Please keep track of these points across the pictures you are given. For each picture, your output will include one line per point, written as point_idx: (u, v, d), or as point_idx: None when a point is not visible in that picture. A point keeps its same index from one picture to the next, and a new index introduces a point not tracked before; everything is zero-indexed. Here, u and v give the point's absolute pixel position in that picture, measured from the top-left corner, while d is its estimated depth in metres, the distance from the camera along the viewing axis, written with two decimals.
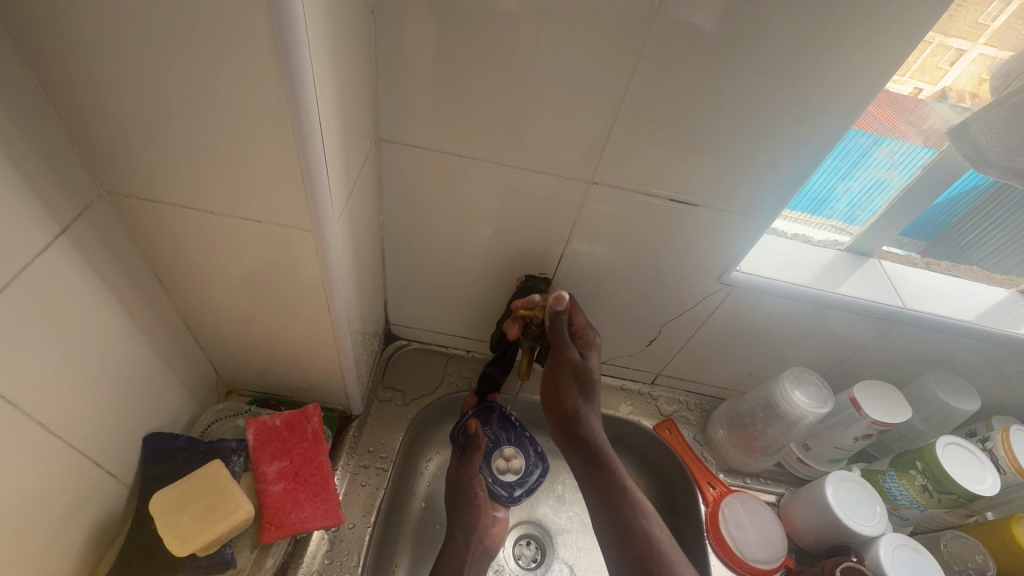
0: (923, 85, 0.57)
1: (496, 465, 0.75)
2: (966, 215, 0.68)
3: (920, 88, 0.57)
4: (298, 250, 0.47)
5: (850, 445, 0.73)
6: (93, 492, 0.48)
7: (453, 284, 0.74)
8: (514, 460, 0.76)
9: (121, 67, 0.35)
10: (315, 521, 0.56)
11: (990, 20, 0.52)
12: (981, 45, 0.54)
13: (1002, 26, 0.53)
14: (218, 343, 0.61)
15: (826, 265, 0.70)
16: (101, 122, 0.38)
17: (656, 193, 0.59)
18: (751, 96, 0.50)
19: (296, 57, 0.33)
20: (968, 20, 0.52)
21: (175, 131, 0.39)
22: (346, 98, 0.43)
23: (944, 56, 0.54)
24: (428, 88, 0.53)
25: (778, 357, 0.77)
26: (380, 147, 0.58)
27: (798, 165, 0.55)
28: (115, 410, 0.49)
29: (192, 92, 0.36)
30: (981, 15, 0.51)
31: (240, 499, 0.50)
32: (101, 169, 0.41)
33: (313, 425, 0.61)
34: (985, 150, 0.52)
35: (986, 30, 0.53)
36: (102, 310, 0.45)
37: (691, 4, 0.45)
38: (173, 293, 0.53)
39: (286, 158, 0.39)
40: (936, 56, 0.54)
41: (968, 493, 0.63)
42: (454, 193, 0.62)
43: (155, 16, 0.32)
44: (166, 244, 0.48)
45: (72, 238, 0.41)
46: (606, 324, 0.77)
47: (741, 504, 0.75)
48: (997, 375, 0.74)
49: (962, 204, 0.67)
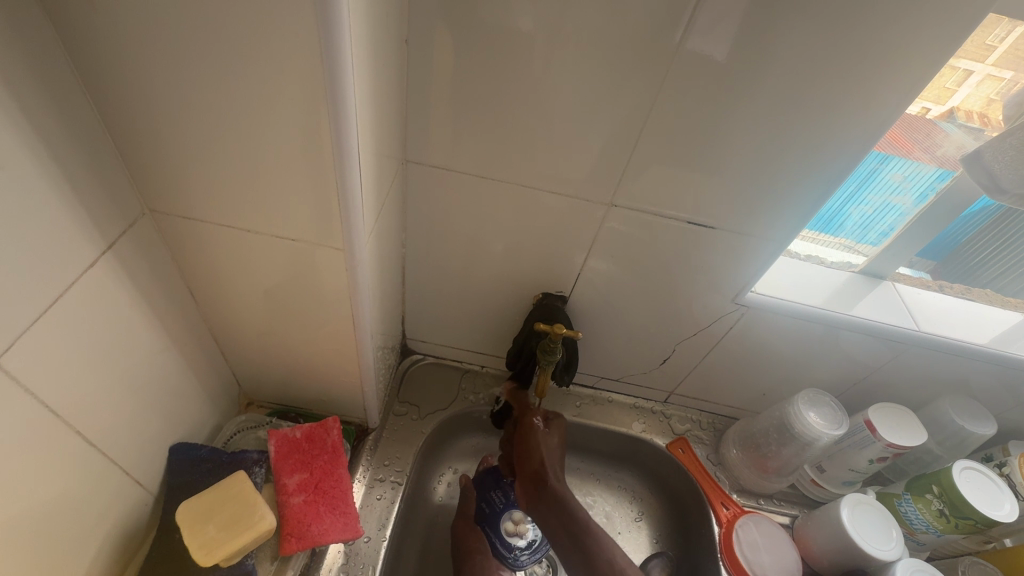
0: (931, 105, 0.57)
1: (505, 528, 0.73)
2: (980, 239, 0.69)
3: (928, 108, 0.58)
4: (328, 267, 0.49)
5: (865, 468, 0.73)
6: (122, 500, 0.49)
7: (471, 300, 0.75)
8: (523, 525, 0.73)
9: (175, 96, 0.37)
10: (334, 534, 0.56)
11: (998, 41, 0.51)
12: (988, 66, 0.53)
13: (1012, 45, 0.52)
14: (243, 356, 0.62)
15: (840, 288, 0.71)
16: (150, 144, 0.40)
17: (673, 215, 0.61)
18: (767, 122, 0.52)
19: (340, 88, 0.35)
20: (975, 42, 0.51)
21: (220, 154, 0.40)
22: (380, 123, 0.45)
23: (952, 77, 0.54)
24: (455, 113, 0.55)
25: (792, 378, 0.77)
26: (406, 167, 0.60)
27: (814, 189, 0.56)
28: (146, 420, 0.50)
29: (239, 118, 0.38)
30: (988, 37, 0.51)
31: (263, 510, 0.51)
32: (146, 188, 0.43)
33: (333, 437, 0.62)
34: (1000, 177, 0.53)
35: (994, 51, 0.52)
36: (139, 322, 0.47)
37: (711, 35, 0.47)
38: (204, 306, 0.55)
39: (324, 179, 0.41)
40: (944, 78, 0.54)
41: (986, 519, 0.62)
42: (475, 212, 0.64)
43: (210, 46, 0.34)
44: (202, 260, 0.50)
45: (117, 253, 0.42)
46: (621, 341, 0.77)
47: (755, 525, 0.75)
48: (1014, 399, 0.74)
49: (972, 222, 0.67)
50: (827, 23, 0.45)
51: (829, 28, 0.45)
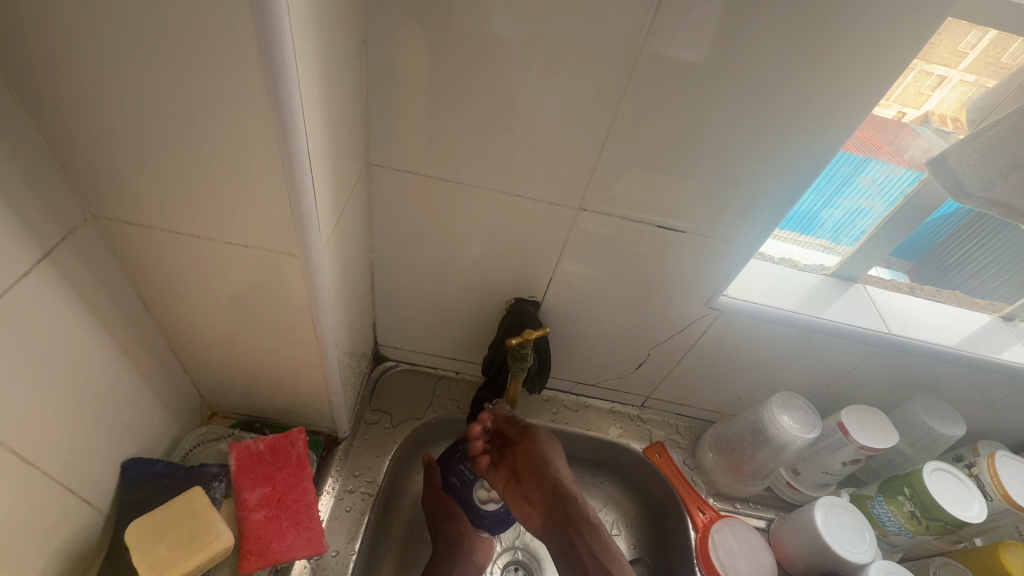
0: (906, 108, 0.58)
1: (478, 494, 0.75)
2: (955, 239, 0.70)
3: (904, 111, 0.58)
4: (286, 274, 0.47)
5: (839, 470, 0.73)
6: (67, 521, 0.47)
7: (442, 306, 0.74)
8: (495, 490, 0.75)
9: (112, 97, 0.35)
10: (297, 550, 0.54)
11: (970, 47, 0.52)
12: (962, 72, 0.54)
13: (984, 52, 0.52)
14: (202, 366, 0.60)
15: (813, 291, 0.71)
16: (86, 146, 0.38)
17: (643, 219, 0.60)
18: (733, 125, 0.51)
19: (286, 90, 0.34)
20: (947, 47, 0.52)
21: (163, 159, 0.39)
22: (336, 125, 0.44)
23: (926, 81, 0.55)
24: (419, 116, 0.54)
25: (767, 381, 0.77)
26: (370, 171, 0.59)
27: (783, 192, 0.56)
28: (94, 436, 0.48)
29: (181, 120, 0.36)
30: (960, 43, 0.52)
31: (219, 528, 0.49)
32: (87, 192, 0.41)
33: (298, 449, 0.60)
34: (964, 180, 0.53)
35: (966, 56, 0.53)
36: (83, 333, 0.44)
37: (676, 37, 0.46)
38: (157, 315, 0.53)
39: (274, 183, 0.39)
40: (919, 82, 0.55)
41: (956, 520, 0.63)
42: (444, 217, 0.62)
43: (143, 43, 0.32)
44: (152, 267, 0.48)
45: (56, 262, 0.40)
46: (596, 346, 0.77)
47: (730, 530, 0.74)
48: (983, 399, 0.75)
49: (950, 225, 0.68)
50: (789, 27, 0.45)
51: (791, 32, 0.45)
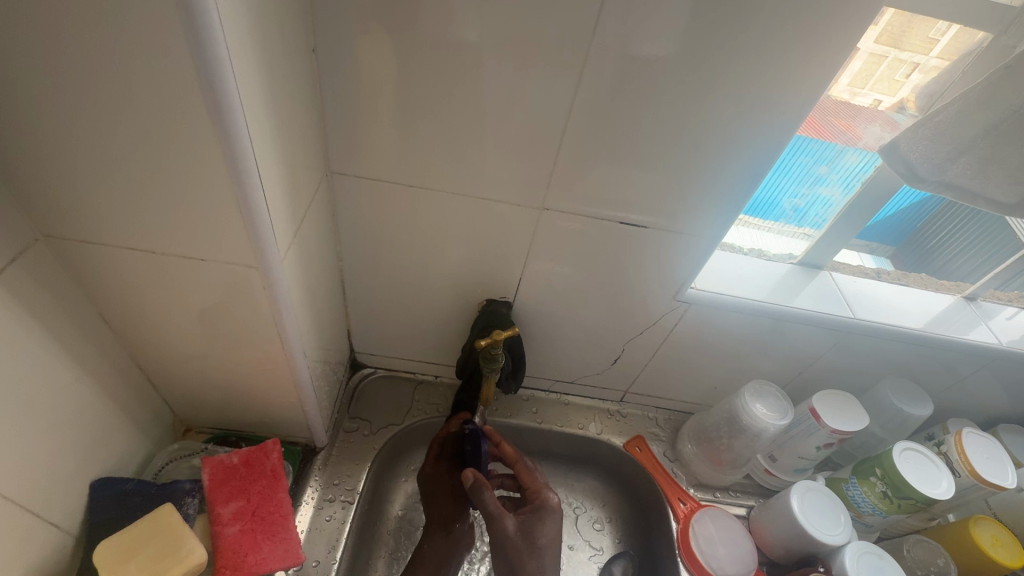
0: (882, 97, 0.58)
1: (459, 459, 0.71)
2: (933, 223, 0.72)
3: (880, 99, 0.58)
4: (246, 287, 0.47)
5: (814, 455, 0.74)
6: (35, 546, 0.46)
7: (415, 311, 0.74)
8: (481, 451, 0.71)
9: (54, 115, 0.35)
10: (273, 562, 0.54)
11: (940, 34, 0.53)
12: (934, 57, 0.55)
13: (955, 38, 0.53)
14: (171, 382, 0.60)
15: (780, 280, 0.72)
16: (30, 167, 0.38)
17: (607, 215, 0.61)
18: (686, 120, 0.52)
19: (226, 102, 0.34)
20: (918, 35, 0.53)
21: (112, 176, 0.38)
22: (288, 136, 0.44)
23: (899, 69, 0.55)
24: (377, 122, 0.54)
25: (740, 370, 0.78)
26: (332, 179, 0.59)
27: (741, 183, 0.57)
28: (58, 459, 0.47)
29: (125, 137, 0.36)
30: (929, 30, 0.52)
31: (191, 544, 0.49)
32: (36, 212, 0.41)
33: (273, 461, 0.60)
34: (917, 165, 0.55)
35: (937, 43, 0.54)
36: (41, 356, 0.44)
37: (624, 34, 0.47)
38: (120, 332, 0.52)
39: (225, 197, 0.39)
40: (893, 69, 0.55)
41: (926, 497, 0.64)
42: (409, 222, 0.63)
43: (79, 60, 0.32)
44: (108, 285, 0.47)
45: (7, 284, 0.40)
46: (571, 343, 0.77)
47: (711, 519, 0.75)
48: (952, 378, 0.76)
49: (923, 209, 0.70)
50: (734, 22, 0.45)
51: (737, 27, 0.46)
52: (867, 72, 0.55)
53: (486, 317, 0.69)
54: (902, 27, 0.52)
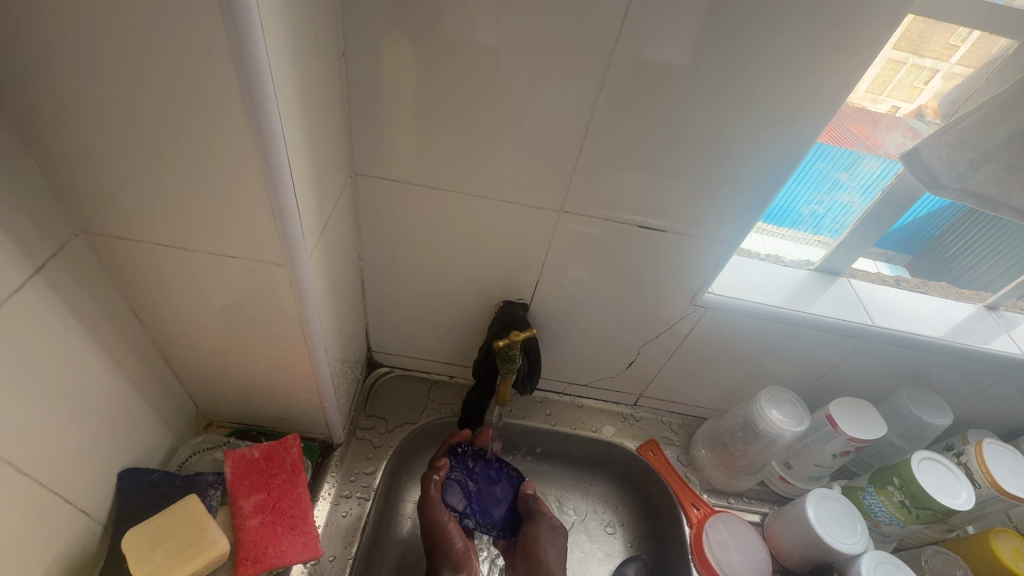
0: (900, 103, 0.57)
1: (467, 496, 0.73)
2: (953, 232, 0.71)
3: (897, 106, 0.58)
4: (273, 284, 0.48)
5: (830, 462, 0.73)
6: (65, 532, 0.47)
7: (432, 311, 0.75)
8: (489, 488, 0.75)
9: (97, 114, 0.36)
10: (292, 555, 0.55)
11: (960, 40, 0.52)
12: (954, 64, 0.54)
13: (975, 46, 0.53)
14: (196, 376, 0.61)
15: (798, 286, 0.72)
16: (72, 164, 0.39)
17: (625, 219, 0.61)
18: (707, 125, 0.52)
19: (262, 103, 0.35)
20: (938, 41, 0.52)
21: (149, 174, 0.40)
22: (317, 137, 0.45)
23: (919, 75, 0.55)
24: (400, 125, 0.55)
25: (756, 376, 0.78)
26: (355, 180, 0.60)
27: (760, 188, 0.57)
28: (89, 448, 0.49)
29: (164, 136, 0.37)
30: (950, 36, 0.52)
31: (215, 534, 0.50)
32: (76, 208, 0.42)
33: (292, 456, 0.61)
34: (939, 173, 0.54)
35: (958, 50, 0.53)
36: (75, 347, 0.45)
37: (648, 39, 0.47)
38: (149, 327, 0.54)
39: (257, 195, 0.40)
40: (911, 76, 0.55)
41: (945, 508, 0.63)
42: (429, 223, 0.64)
43: (124, 62, 0.34)
44: (140, 280, 0.48)
45: (47, 277, 0.41)
46: (586, 346, 0.78)
47: (724, 524, 0.75)
48: (972, 389, 0.75)
49: (942, 217, 0.69)
50: (756, 28, 0.46)
51: (759, 33, 0.46)
52: (884, 79, 0.55)
53: (503, 319, 0.70)
54: (922, 32, 0.52)
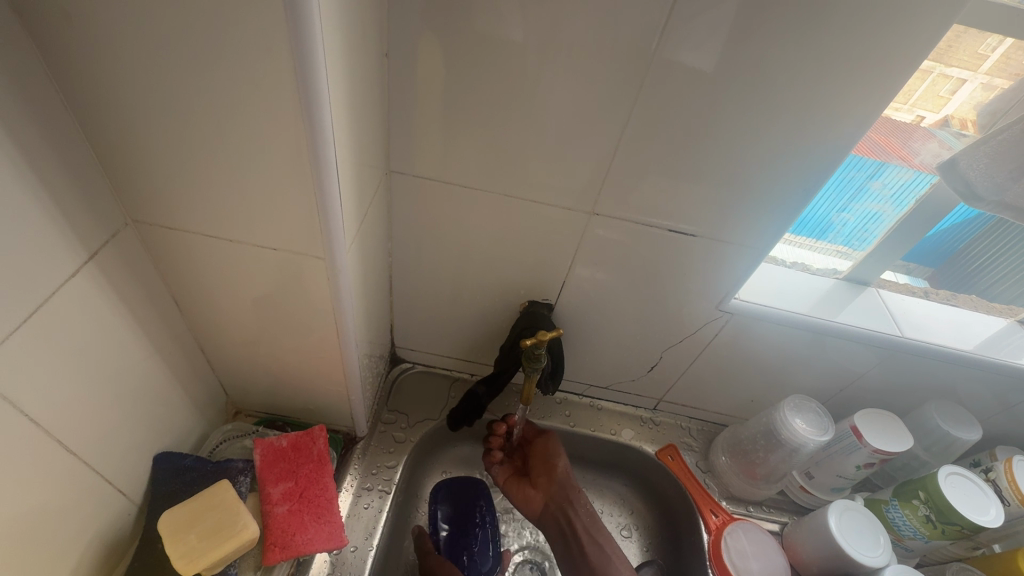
0: (925, 112, 0.58)
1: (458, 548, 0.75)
2: (979, 243, 0.70)
3: (923, 116, 0.59)
4: (311, 277, 0.49)
5: (853, 474, 0.73)
6: (104, 510, 0.49)
7: (458, 308, 0.76)
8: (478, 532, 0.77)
9: (156, 107, 0.38)
10: (318, 543, 0.56)
11: (990, 50, 0.52)
12: (984, 74, 0.54)
13: (1005, 56, 0.53)
14: (229, 365, 0.63)
15: (826, 295, 0.71)
16: (127, 154, 0.41)
17: (655, 223, 0.61)
18: (743, 129, 0.52)
19: (315, 102, 0.36)
20: (967, 51, 0.52)
21: (200, 165, 0.41)
22: (359, 134, 0.46)
23: (945, 85, 0.55)
24: (437, 124, 0.56)
25: (779, 384, 0.78)
26: (390, 177, 0.61)
27: (793, 195, 0.57)
28: (128, 429, 0.50)
29: (218, 129, 0.39)
30: (979, 46, 0.52)
31: (246, 519, 0.51)
32: (128, 197, 0.44)
33: (319, 446, 0.62)
34: (975, 183, 0.54)
35: (987, 60, 0.53)
36: (121, 331, 0.47)
37: (687, 43, 0.47)
38: (187, 314, 0.55)
39: (303, 188, 0.42)
40: (937, 86, 0.56)
41: (973, 524, 0.62)
42: (460, 222, 0.64)
43: (185, 56, 0.35)
44: (183, 269, 0.50)
45: (99, 263, 0.43)
46: (608, 348, 0.78)
47: (743, 532, 0.74)
48: (1001, 404, 0.74)
49: (969, 228, 0.68)
50: (798, 33, 0.46)
51: (800, 39, 0.46)
52: (910, 89, 0.56)
53: (528, 318, 0.70)
54: (948, 44, 0.52)
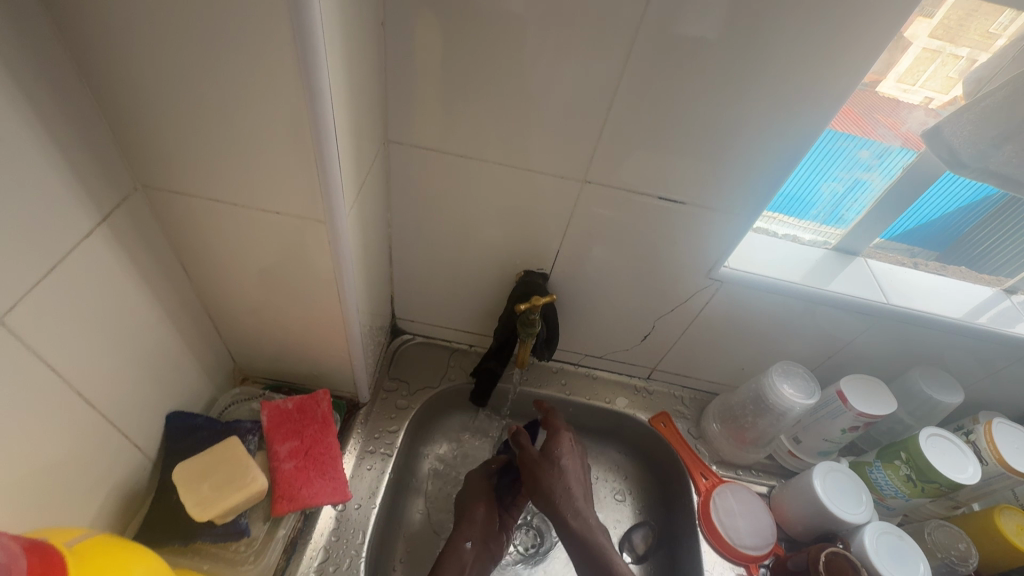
0: (934, 94, 0.59)
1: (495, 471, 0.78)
2: (982, 229, 0.71)
3: (932, 98, 0.60)
4: (313, 241, 0.51)
5: (839, 438, 0.75)
6: (122, 463, 0.52)
7: (456, 279, 0.78)
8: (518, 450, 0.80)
9: (161, 70, 0.39)
10: (324, 497, 0.59)
11: (1001, 30, 0.54)
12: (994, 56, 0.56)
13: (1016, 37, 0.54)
14: (236, 331, 0.65)
15: (815, 264, 0.73)
16: (135, 119, 0.42)
17: (647, 191, 0.63)
18: (731, 97, 0.54)
19: (315, 71, 0.38)
20: (978, 30, 0.54)
21: (205, 130, 0.43)
22: (357, 100, 0.48)
23: (955, 66, 0.57)
24: (433, 94, 0.57)
25: (769, 352, 0.80)
26: (388, 148, 0.63)
27: (781, 163, 0.58)
28: (142, 388, 0.53)
29: (221, 94, 0.40)
30: (990, 25, 0.53)
31: (255, 472, 0.54)
32: (137, 163, 0.46)
33: (323, 408, 0.65)
34: (959, 151, 0.57)
35: (998, 40, 0.55)
36: (134, 293, 0.49)
37: (677, 9, 0.48)
38: (195, 280, 0.57)
39: (304, 152, 0.43)
40: (947, 66, 0.57)
41: (950, 481, 0.65)
42: (456, 193, 0.66)
43: (187, 20, 0.36)
44: (190, 235, 0.52)
45: (111, 226, 0.45)
46: (603, 318, 0.80)
47: (732, 493, 0.77)
48: (985, 370, 0.76)
49: (972, 214, 0.70)
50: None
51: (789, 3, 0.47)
52: (918, 69, 0.57)
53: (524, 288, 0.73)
54: (960, 18, 0.53)
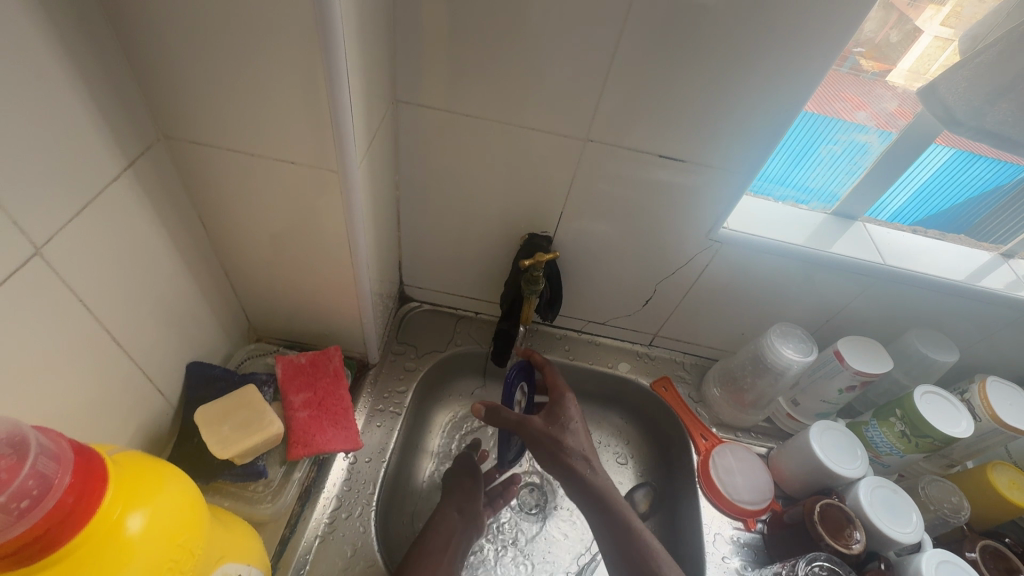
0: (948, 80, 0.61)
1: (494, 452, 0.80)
2: (995, 217, 0.74)
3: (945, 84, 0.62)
4: (324, 194, 0.53)
5: (836, 398, 0.77)
6: (146, 404, 0.55)
7: (462, 244, 0.80)
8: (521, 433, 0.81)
9: (182, 18, 0.41)
10: (337, 443, 0.62)
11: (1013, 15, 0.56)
12: None
13: None
14: (250, 289, 0.67)
15: (814, 227, 0.74)
16: (158, 68, 0.44)
17: (648, 152, 0.64)
18: (733, 54, 0.55)
19: (329, 18, 0.40)
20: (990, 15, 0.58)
21: (224, 79, 0.45)
22: (367, 53, 0.49)
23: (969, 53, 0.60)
24: (440, 52, 0.59)
25: (768, 315, 0.81)
26: (396, 108, 0.64)
27: (781, 121, 0.59)
28: (163, 335, 0.55)
29: (239, 42, 0.42)
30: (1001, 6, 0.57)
31: (272, 417, 0.57)
32: (159, 113, 0.48)
33: (334, 363, 0.67)
34: (953, 108, 0.59)
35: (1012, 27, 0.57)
36: (157, 241, 0.52)
37: None
38: (212, 235, 0.60)
39: (318, 101, 0.45)
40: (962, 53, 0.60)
41: (943, 435, 0.66)
42: (463, 155, 0.68)
43: None
44: (208, 188, 0.54)
45: (136, 173, 0.47)
46: (606, 282, 0.82)
47: (731, 452, 0.79)
48: (982, 332, 0.77)
49: (983, 203, 0.73)
50: None
51: None
52: (930, 57, 0.61)
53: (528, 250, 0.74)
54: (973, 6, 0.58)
